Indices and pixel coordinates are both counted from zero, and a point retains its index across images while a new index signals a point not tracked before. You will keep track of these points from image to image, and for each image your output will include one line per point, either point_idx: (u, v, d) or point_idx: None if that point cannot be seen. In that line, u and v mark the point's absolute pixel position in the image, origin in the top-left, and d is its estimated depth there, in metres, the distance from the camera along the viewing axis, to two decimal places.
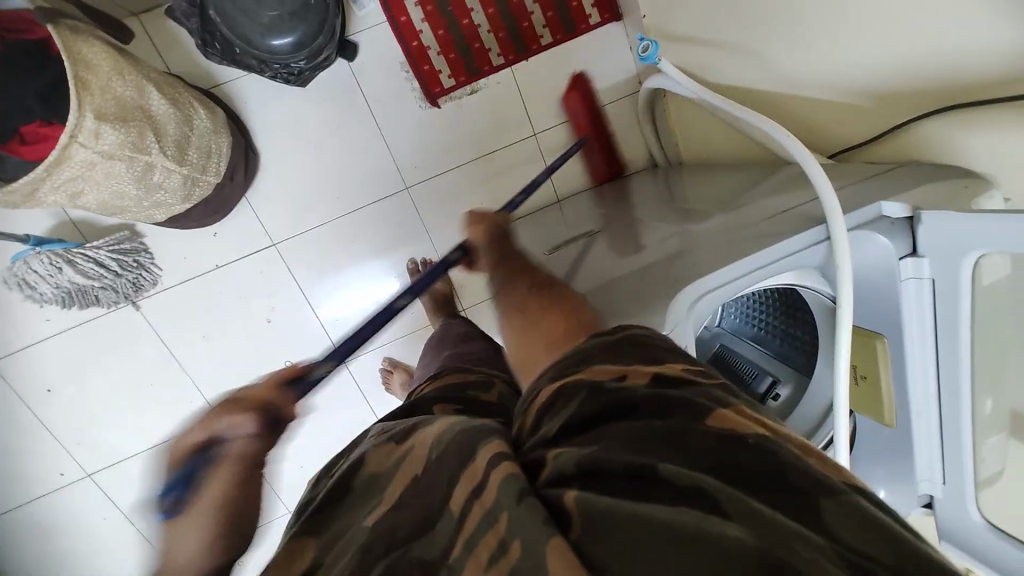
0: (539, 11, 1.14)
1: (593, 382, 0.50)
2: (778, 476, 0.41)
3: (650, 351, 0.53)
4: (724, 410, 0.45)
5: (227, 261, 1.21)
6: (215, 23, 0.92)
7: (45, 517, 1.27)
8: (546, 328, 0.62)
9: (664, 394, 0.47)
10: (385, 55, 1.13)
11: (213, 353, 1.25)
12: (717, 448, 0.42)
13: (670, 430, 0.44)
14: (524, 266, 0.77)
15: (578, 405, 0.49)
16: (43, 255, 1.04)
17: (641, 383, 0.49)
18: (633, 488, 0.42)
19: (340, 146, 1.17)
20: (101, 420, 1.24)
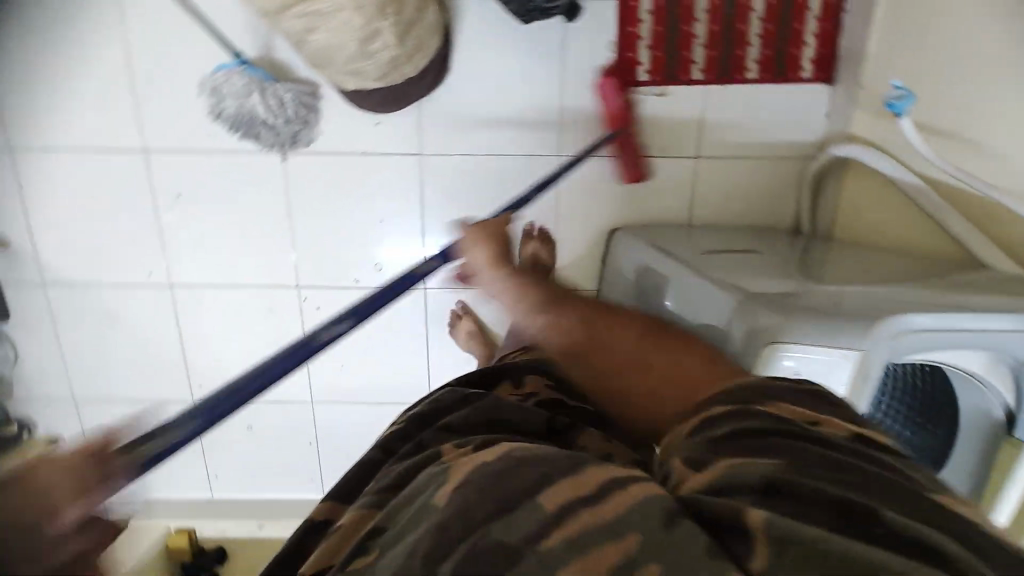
0: (758, 45, 1.15)
1: (778, 417, 0.63)
2: (921, 508, 0.53)
3: (801, 397, 0.67)
4: (928, 490, 0.56)
5: (374, 150, 1.26)
6: None
7: (115, 305, 1.39)
8: (625, 371, 0.89)
9: (825, 437, 0.61)
10: (600, 28, 1.16)
11: (323, 226, 1.32)
12: (874, 488, 0.54)
13: (836, 469, 0.56)
14: (566, 304, 1.02)
15: (754, 426, 0.63)
16: (245, 76, 1.15)
17: (803, 417, 0.64)
18: (808, 508, 0.52)
19: (522, 92, 1.21)
20: (204, 242, 1.33)
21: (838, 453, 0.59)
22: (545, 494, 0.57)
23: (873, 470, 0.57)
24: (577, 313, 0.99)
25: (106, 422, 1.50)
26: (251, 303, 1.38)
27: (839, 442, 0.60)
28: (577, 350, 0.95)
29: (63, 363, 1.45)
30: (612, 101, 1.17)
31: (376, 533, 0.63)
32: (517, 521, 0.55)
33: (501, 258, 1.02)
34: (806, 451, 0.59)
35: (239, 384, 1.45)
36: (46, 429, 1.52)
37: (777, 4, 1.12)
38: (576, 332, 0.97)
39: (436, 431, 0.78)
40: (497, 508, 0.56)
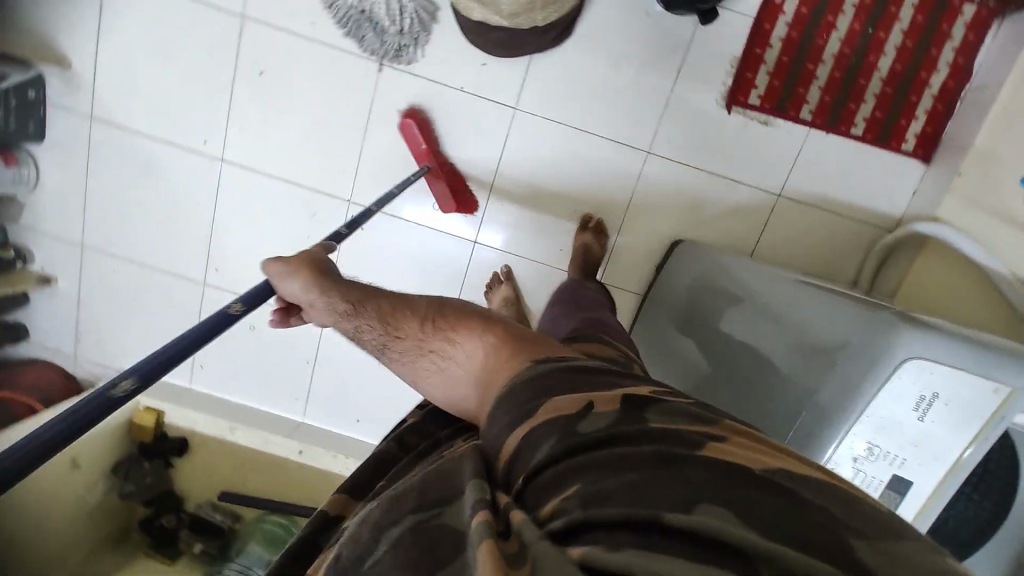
0: (871, 104, 1.17)
1: (565, 424, 0.51)
2: (729, 466, 0.44)
3: (597, 386, 0.57)
4: (716, 442, 0.47)
5: (470, 90, 1.23)
6: None
7: (158, 162, 1.33)
8: (476, 368, 0.68)
9: (613, 423, 0.51)
10: (728, 42, 1.16)
11: (394, 148, 1.28)
12: (672, 458, 0.45)
13: (642, 468, 0.45)
14: (396, 307, 0.72)
15: (544, 451, 0.50)
16: None
17: (585, 404, 0.53)
18: (612, 536, 0.40)
19: (633, 79, 1.20)
20: (270, 127, 1.28)
21: (630, 442, 0.48)
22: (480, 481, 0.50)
23: (672, 450, 0.46)
24: (386, 317, 0.72)
25: (106, 278, 1.43)
26: (296, 203, 1.33)
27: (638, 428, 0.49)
28: (409, 360, 0.72)
29: (82, 204, 1.38)
30: (418, 139, 1.21)
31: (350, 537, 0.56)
32: (464, 502, 0.48)
33: (322, 277, 0.72)
34: (602, 453, 0.47)
35: (255, 281, 1.40)
36: (43, 266, 1.45)
37: (900, 70, 1.15)
38: (406, 339, 0.71)
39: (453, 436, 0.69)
40: (451, 491, 0.51)
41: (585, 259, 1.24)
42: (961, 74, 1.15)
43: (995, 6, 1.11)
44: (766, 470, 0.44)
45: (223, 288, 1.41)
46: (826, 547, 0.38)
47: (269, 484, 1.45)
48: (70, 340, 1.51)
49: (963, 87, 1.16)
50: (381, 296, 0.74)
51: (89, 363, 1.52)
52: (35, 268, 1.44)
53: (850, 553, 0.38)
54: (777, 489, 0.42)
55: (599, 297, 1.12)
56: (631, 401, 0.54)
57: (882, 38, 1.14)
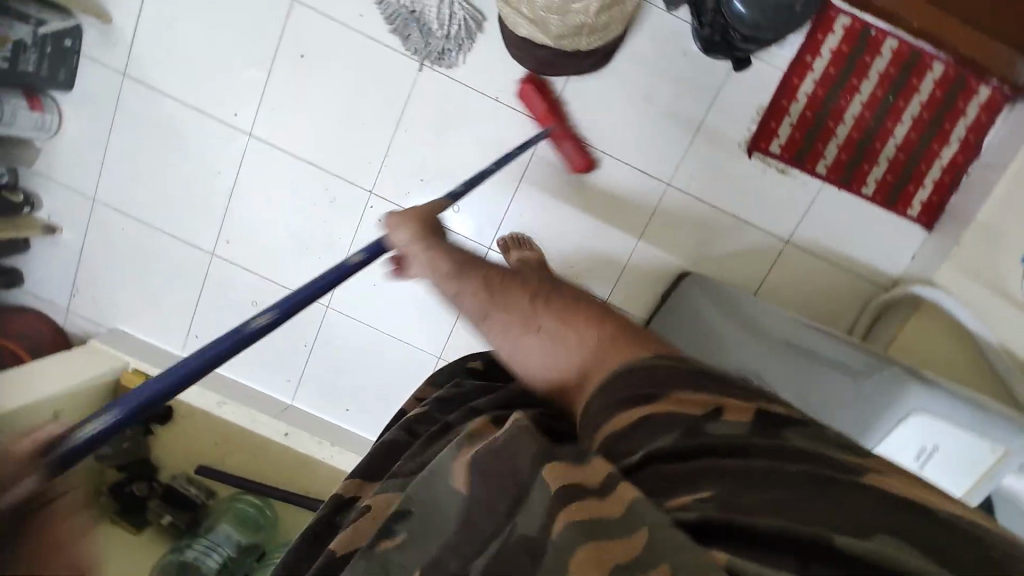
0: (883, 168, 1.23)
1: (687, 423, 0.56)
2: (883, 495, 0.48)
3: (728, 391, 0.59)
4: (866, 469, 0.51)
5: (505, 101, 1.26)
6: None
7: (185, 129, 1.33)
8: (580, 343, 0.69)
9: (748, 432, 0.55)
10: (758, 92, 1.21)
11: (422, 147, 1.30)
12: (823, 480, 0.49)
13: (785, 483, 0.49)
14: (504, 282, 0.75)
15: (666, 443, 0.55)
16: None
17: (715, 409, 0.57)
18: (761, 544, 0.45)
19: (663, 113, 1.24)
20: (303, 109, 1.30)
21: (762, 454, 0.52)
22: (546, 467, 0.52)
23: (819, 470, 0.50)
24: (491, 286, 0.75)
25: (113, 236, 1.42)
26: (318, 187, 1.34)
27: (776, 442, 0.53)
28: (509, 338, 0.72)
29: (101, 160, 1.37)
30: (535, 104, 1.21)
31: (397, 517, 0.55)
32: (531, 511, 0.50)
33: (430, 241, 0.81)
34: (745, 463, 0.51)
35: (265, 258, 1.40)
36: (50, 215, 1.43)
37: (914, 139, 1.21)
38: (511, 315, 0.72)
39: (461, 413, 0.70)
40: (517, 495, 0.52)
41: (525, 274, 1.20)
42: (970, 149, 1.21)
43: (1005, 91, 1.18)
44: (926, 505, 0.47)
45: (231, 261, 1.40)
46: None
47: (250, 463, 1.44)
48: (65, 294, 1.48)
49: (970, 162, 1.22)
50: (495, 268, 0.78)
51: (80, 319, 1.49)
52: (42, 216, 1.43)
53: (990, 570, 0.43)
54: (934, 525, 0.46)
55: None
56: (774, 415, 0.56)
57: (901, 107, 1.20)
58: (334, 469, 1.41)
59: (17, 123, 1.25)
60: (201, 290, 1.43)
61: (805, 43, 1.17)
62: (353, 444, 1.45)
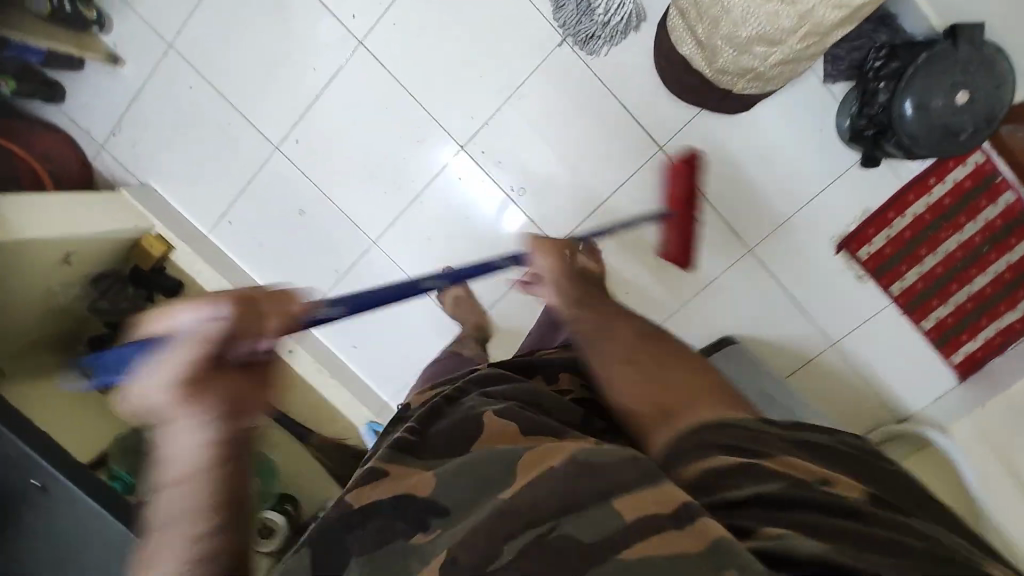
0: (949, 309, 1.23)
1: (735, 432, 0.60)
2: (931, 544, 0.47)
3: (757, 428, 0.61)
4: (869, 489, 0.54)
5: (631, 110, 1.21)
6: (914, 61, 0.94)
7: (293, 8, 1.23)
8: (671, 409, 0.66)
9: (800, 487, 0.53)
10: (869, 194, 1.20)
11: (529, 121, 1.24)
12: (870, 526, 0.48)
13: (851, 540, 0.46)
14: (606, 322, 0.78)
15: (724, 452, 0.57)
16: None
17: (758, 441, 0.59)
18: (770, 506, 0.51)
19: (774, 180, 1.21)
20: (426, 37, 1.21)
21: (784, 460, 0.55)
22: (615, 501, 0.51)
23: (868, 527, 0.48)
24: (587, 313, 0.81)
25: (178, 89, 1.31)
26: (410, 119, 1.27)
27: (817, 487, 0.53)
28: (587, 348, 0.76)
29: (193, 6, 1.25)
30: (680, 183, 1.17)
31: (437, 515, 0.56)
32: (593, 518, 0.50)
33: (567, 265, 0.91)
34: (804, 514, 0.50)
35: (328, 170, 1.33)
36: (117, 43, 1.30)
37: (987, 293, 1.21)
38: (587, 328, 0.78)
39: (476, 397, 0.74)
40: (566, 503, 0.52)
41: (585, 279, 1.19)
42: None
43: None
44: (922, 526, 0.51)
45: (293, 162, 1.33)
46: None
47: None
48: (105, 128, 1.37)
49: None
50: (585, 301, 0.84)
51: (112, 160, 1.38)
52: (108, 41, 1.30)
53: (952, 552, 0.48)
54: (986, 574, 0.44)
55: None
56: (804, 472, 0.55)
57: (991, 259, 1.20)
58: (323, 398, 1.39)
59: None
60: (252, 177, 1.35)
61: (931, 166, 1.17)
62: (350, 382, 1.42)
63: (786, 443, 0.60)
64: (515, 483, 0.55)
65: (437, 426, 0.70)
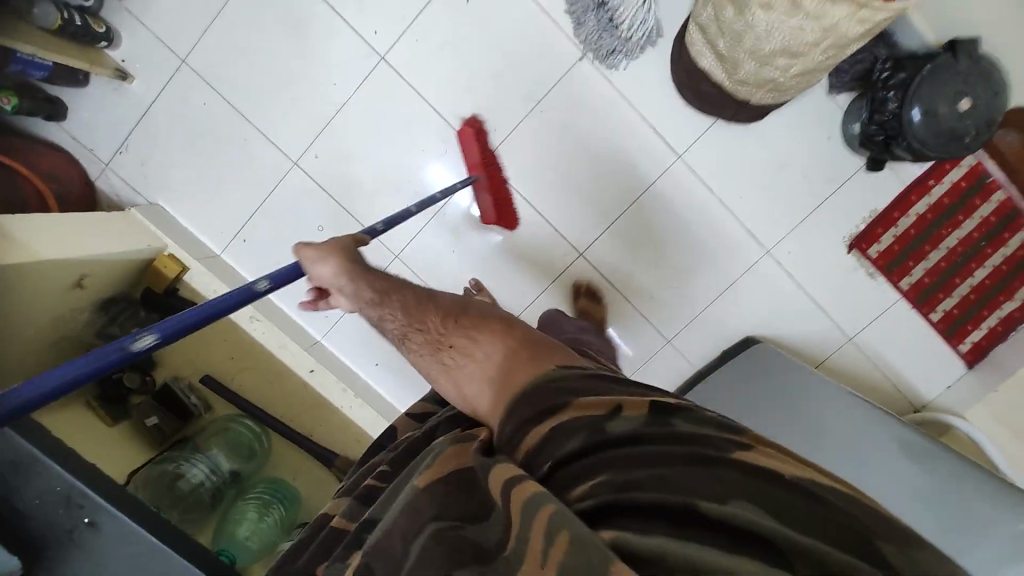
0: (953, 301, 1.31)
1: (589, 423, 0.59)
2: (701, 445, 0.55)
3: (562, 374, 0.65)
4: (741, 451, 0.54)
5: (650, 121, 1.25)
6: (920, 71, 1.03)
7: (312, 25, 1.22)
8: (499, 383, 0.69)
9: (593, 431, 0.58)
10: (875, 196, 1.27)
11: (551, 133, 1.27)
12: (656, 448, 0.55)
13: (633, 472, 0.53)
14: (421, 304, 0.76)
15: (575, 444, 0.58)
16: None
17: (564, 390, 0.63)
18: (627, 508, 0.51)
19: (788, 185, 1.27)
20: (447, 54, 1.23)
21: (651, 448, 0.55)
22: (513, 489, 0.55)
23: (654, 449, 0.55)
24: (407, 307, 0.76)
25: (190, 107, 1.28)
26: (432, 133, 1.28)
27: (612, 424, 0.58)
28: (425, 348, 0.74)
29: (207, 23, 1.24)
30: (472, 151, 1.25)
31: (370, 529, 0.62)
32: (491, 523, 0.55)
33: (355, 264, 0.78)
34: (597, 458, 0.56)
35: (347, 185, 1.31)
36: (125, 59, 1.27)
37: (987, 285, 1.29)
38: (425, 329, 0.75)
39: (443, 425, 0.76)
40: (479, 510, 0.57)
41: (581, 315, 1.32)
42: None
43: None
44: (790, 475, 0.52)
45: (313, 177, 1.31)
46: (837, 536, 0.47)
47: (261, 388, 1.34)
48: (111, 147, 1.32)
49: None
50: (392, 297, 0.77)
51: (118, 179, 1.33)
52: (116, 58, 1.27)
53: (798, 512, 0.49)
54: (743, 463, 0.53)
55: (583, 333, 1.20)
56: (592, 410, 0.60)
57: (988, 253, 1.28)
58: (345, 417, 1.35)
59: None
60: (269, 194, 1.32)
61: (931, 168, 1.24)
62: (374, 401, 1.38)
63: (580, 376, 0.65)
64: (427, 478, 0.61)
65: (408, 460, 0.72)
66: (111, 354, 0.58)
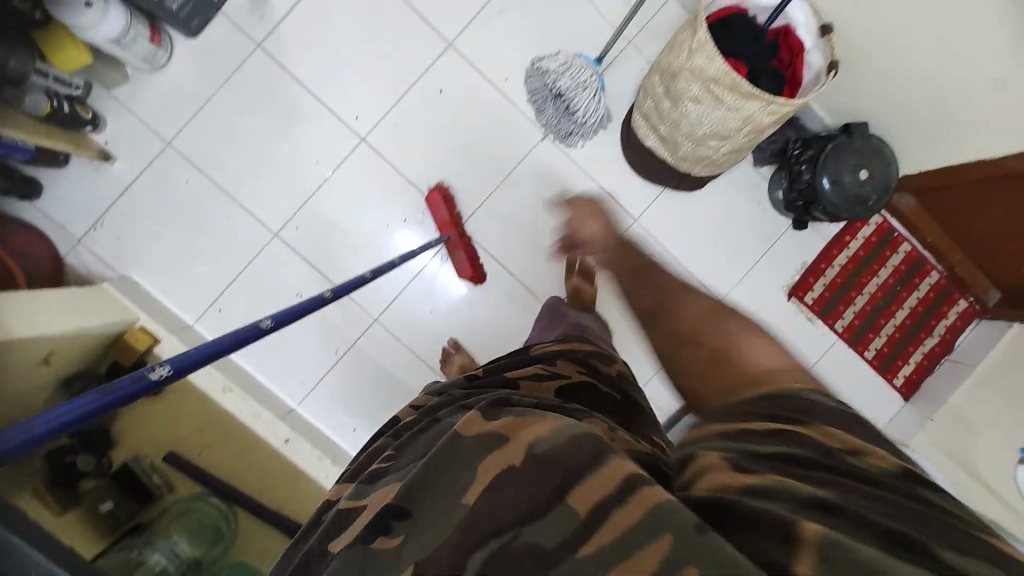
0: (882, 339, 1.47)
1: (828, 441, 0.59)
2: (936, 512, 0.50)
3: (802, 398, 0.66)
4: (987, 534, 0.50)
5: (606, 190, 1.40)
6: (824, 147, 1.24)
7: (297, 111, 1.34)
8: (717, 374, 0.79)
9: (827, 456, 0.56)
10: (804, 250, 1.45)
11: (519, 202, 1.40)
12: (884, 490, 0.52)
13: (853, 491, 0.51)
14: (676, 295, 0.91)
15: (805, 450, 0.57)
16: (592, 75, 1.26)
17: (812, 411, 0.64)
18: (834, 516, 0.47)
19: (731, 243, 1.43)
20: (423, 136, 1.36)
21: (886, 484, 0.53)
22: (573, 496, 0.51)
23: (885, 494, 0.52)
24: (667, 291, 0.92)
25: (172, 184, 1.33)
26: (410, 204, 1.37)
27: (845, 457, 0.56)
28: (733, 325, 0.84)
29: (194, 109, 1.32)
30: (443, 212, 1.34)
31: (398, 517, 0.57)
32: (552, 522, 0.50)
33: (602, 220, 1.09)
34: (817, 471, 0.54)
35: (327, 254, 1.37)
36: (109, 141, 1.32)
37: (908, 324, 1.46)
38: (685, 328, 0.86)
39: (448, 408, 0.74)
40: (528, 508, 0.52)
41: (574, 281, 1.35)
42: (947, 345, 1.47)
43: (978, 309, 1.46)
44: None
45: (293, 247, 1.36)
46: None
47: (231, 462, 1.29)
48: (85, 223, 1.33)
49: (945, 355, 1.47)
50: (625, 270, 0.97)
51: (89, 254, 1.33)
52: (100, 140, 1.32)
53: None
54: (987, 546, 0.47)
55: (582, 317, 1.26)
56: (835, 443, 0.58)
57: (904, 296, 1.46)
58: (322, 487, 1.30)
59: (132, 49, 1.19)
60: (249, 263, 1.35)
61: (845, 226, 1.45)
62: None
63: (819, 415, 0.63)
64: (474, 492, 0.55)
65: (414, 440, 0.69)
66: (128, 386, 0.59)
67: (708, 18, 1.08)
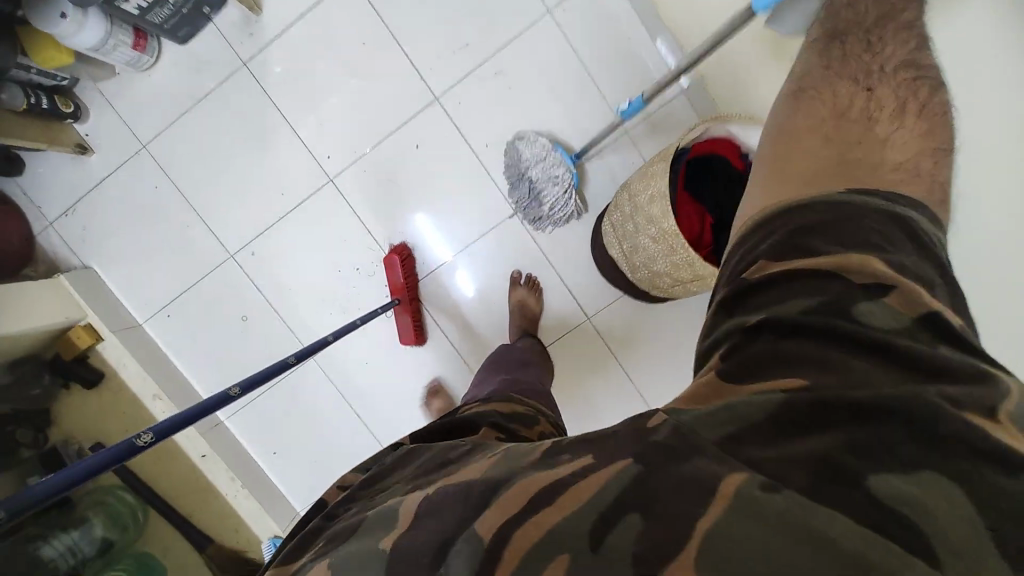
0: None
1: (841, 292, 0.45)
2: (917, 387, 0.40)
3: (852, 202, 0.50)
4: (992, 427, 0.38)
5: (565, 279, 1.34)
6: None
7: (271, 137, 1.31)
8: (802, 155, 0.57)
9: (836, 310, 0.45)
10: None
11: (473, 271, 1.35)
12: (885, 366, 0.42)
13: (841, 391, 0.40)
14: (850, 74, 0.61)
15: (800, 308, 0.46)
16: (566, 169, 1.24)
17: (861, 245, 0.47)
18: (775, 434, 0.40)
19: (684, 361, 1.35)
20: (390, 186, 1.32)
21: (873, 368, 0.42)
22: (478, 524, 0.44)
23: (878, 407, 0.39)
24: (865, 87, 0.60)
25: (142, 185, 1.34)
26: (366, 252, 1.35)
27: (861, 310, 0.44)
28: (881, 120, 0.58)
29: (173, 117, 1.31)
30: (395, 276, 1.31)
31: None
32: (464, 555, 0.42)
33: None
34: (804, 347, 0.44)
35: (277, 284, 1.37)
36: (90, 134, 1.33)
37: None
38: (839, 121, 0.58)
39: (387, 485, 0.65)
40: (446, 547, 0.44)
41: (520, 318, 1.30)
42: None
43: None
44: None
45: (245, 273, 1.37)
46: None
47: (152, 462, 1.36)
48: (58, 208, 1.37)
49: None
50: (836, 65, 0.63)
51: (58, 237, 1.37)
52: (81, 131, 1.33)
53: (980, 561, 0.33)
54: (957, 429, 0.37)
55: (535, 360, 1.18)
56: (859, 276, 0.45)
57: None
58: (230, 503, 1.37)
59: (114, 55, 1.18)
60: (203, 276, 1.37)
61: None
62: (260, 492, 1.40)
63: (879, 247, 0.47)
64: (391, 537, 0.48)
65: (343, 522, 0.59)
66: None
67: (688, 152, 1.01)
